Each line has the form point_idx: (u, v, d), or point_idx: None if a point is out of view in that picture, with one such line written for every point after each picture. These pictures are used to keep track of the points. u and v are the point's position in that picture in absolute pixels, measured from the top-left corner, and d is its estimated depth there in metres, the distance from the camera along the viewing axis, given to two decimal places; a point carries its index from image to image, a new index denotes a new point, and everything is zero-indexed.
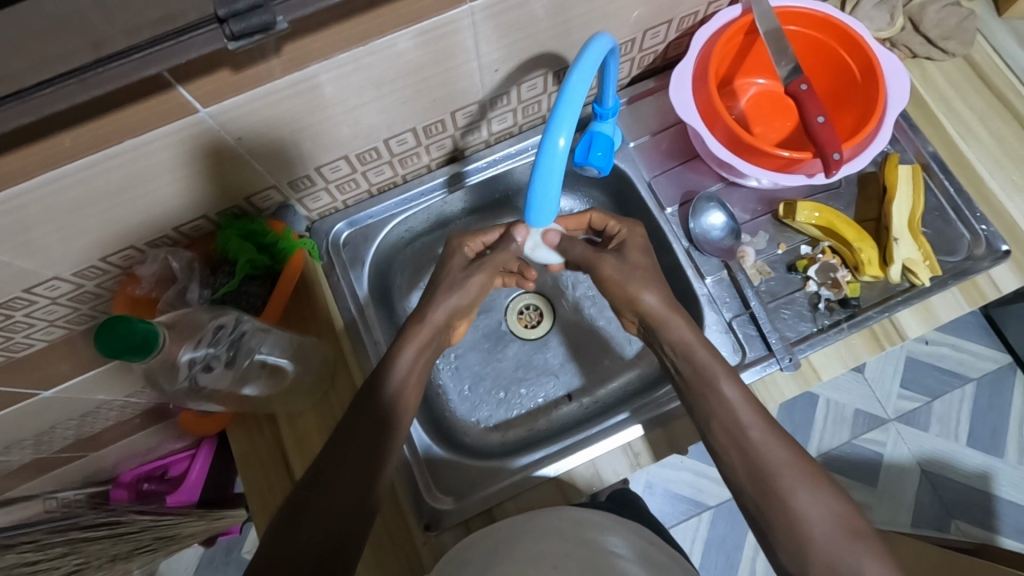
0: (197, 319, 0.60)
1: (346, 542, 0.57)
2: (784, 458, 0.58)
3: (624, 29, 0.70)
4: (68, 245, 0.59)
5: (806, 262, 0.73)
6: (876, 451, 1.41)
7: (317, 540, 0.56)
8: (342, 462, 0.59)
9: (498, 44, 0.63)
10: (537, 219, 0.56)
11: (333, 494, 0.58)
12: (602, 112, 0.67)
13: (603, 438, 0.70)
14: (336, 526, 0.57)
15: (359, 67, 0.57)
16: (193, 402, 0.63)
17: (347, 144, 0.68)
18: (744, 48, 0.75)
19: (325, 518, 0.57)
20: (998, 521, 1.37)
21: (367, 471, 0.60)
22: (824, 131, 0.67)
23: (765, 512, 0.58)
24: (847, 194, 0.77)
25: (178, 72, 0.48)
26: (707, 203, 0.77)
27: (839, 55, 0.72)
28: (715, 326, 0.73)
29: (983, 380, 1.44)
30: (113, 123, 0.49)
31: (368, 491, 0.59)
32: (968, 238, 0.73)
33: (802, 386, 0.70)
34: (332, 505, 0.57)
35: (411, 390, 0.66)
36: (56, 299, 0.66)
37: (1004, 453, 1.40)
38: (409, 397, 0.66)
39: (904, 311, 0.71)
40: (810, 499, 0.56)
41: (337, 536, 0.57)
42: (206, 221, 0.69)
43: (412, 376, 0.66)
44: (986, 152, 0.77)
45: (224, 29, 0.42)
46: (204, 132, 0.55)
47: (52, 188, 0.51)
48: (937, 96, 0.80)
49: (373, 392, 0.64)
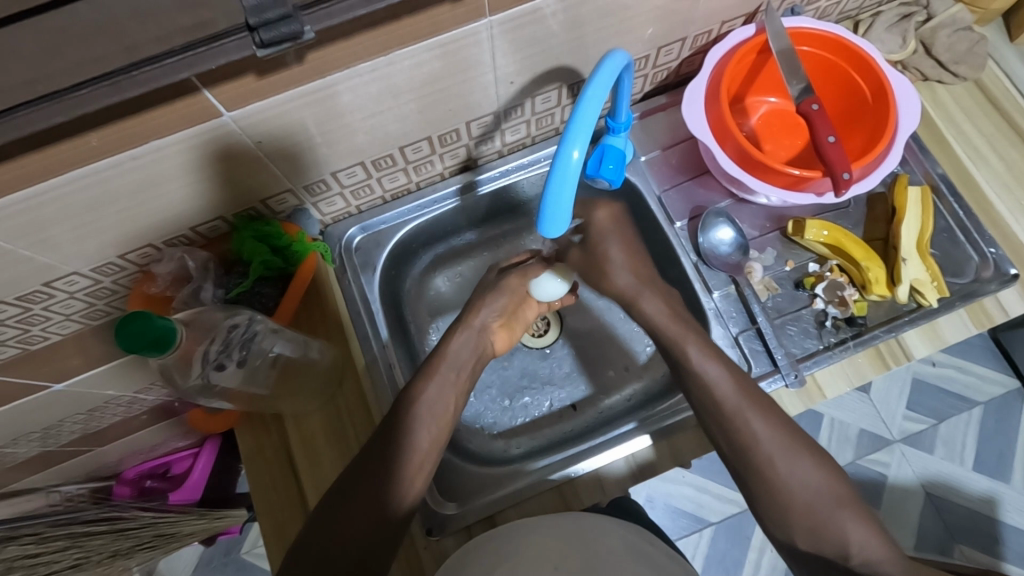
0: (212, 319, 0.61)
1: (371, 554, 0.57)
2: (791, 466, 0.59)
3: (639, 45, 0.71)
4: (87, 241, 0.60)
5: (813, 279, 0.74)
6: (880, 472, 1.40)
7: (341, 552, 0.56)
8: (367, 475, 0.59)
9: (514, 58, 0.65)
10: (548, 231, 0.57)
11: (354, 506, 0.58)
12: (615, 126, 0.68)
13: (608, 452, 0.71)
14: (355, 545, 0.56)
15: (379, 76, 0.58)
16: (205, 400, 0.64)
17: (364, 150, 0.69)
18: (756, 66, 0.76)
19: (347, 530, 0.57)
20: (1004, 548, 1.36)
21: (386, 488, 0.59)
22: (834, 151, 0.67)
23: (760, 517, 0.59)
24: (856, 213, 0.78)
25: (205, 77, 0.49)
26: (716, 218, 0.78)
27: (850, 76, 0.73)
28: (721, 340, 0.73)
29: (991, 405, 1.43)
30: (140, 125, 0.50)
31: (384, 518, 0.58)
32: (976, 260, 0.74)
33: (806, 404, 0.70)
34: (352, 518, 0.57)
35: (443, 401, 0.65)
36: (73, 294, 0.67)
37: (1011, 478, 1.39)
38: (439, 425, 0.64)
39: (910, 332, 0.71)
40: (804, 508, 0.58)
41: (362, 548, 0.57)
42: (222, 222, 0.70)
43: (444, 396, 0.65)
44: (995, 176, 0.78)
45: (254, 37, 0.43)
46: (226, 135, 0.56)
47: (78, 186, 0.53)
48: (948, 119, 0.80)
49: (401, 414, 0.62)
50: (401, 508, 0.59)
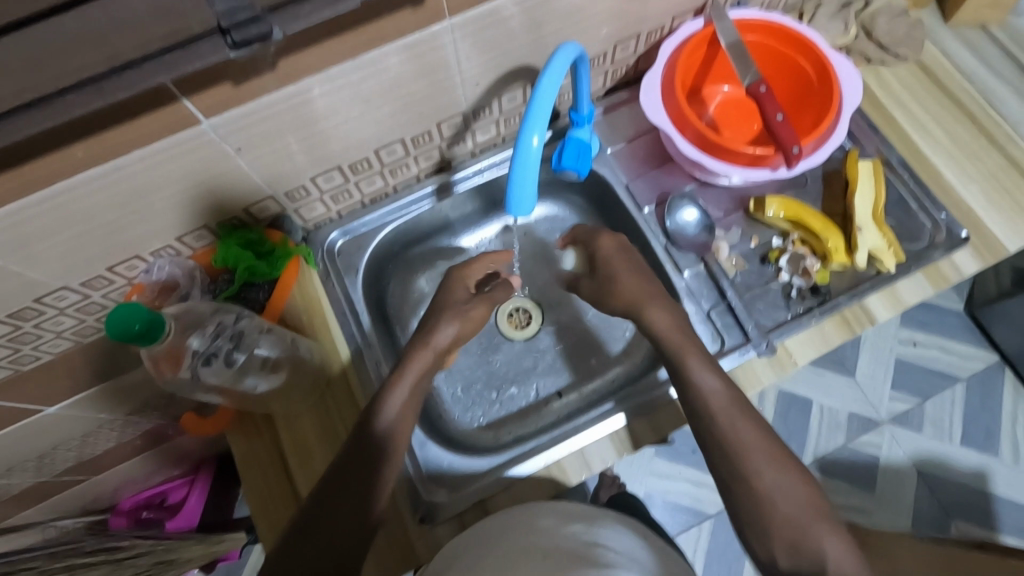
0: (200, 313, 0.64)
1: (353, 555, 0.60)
2: (764, 452, 0.61)
3: (596, 43, 0.75)
4: (76, 253, 0.63)
5: (777, 253, 0.77)
6: (871, 454, 1.43)
7: (322, 552, 0.59)
8: (359, 471, 0.62)
9: (477, 59, 0.68)
10: (518, 212, 0.59)
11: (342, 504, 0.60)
12: (578, 118, 0.73)
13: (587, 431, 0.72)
14: (336, 546, 0.59)
15: (350, 80, 0.62)
16: (200, 394, 0.66)
17: (340, 154, 0.72)
18: (708, 58, 0.80)
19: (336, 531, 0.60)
20: (999, 520, 1.38)
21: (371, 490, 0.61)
22: (783, 128, 0.72)
23: (729, 484, 0.61)
24: (814, 189, 0.81)
25: (183, 85, 0.52)
26: (681, 201, 0.81)
27: (794, 61, 0.77)
28: (694, 317, 0.76)
29: (973, 380, 1.47)
30: (123, 134, 0.53)
31: (362, 519, 0.61)
32: (929, 226, 0.78)
33: (780, 372, 0.73)
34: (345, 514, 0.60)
35: None
36: (63, 310, 0.69)
37: (999, 451, 1.42)
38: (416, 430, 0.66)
39: (872, 296, 0.75)
40: (775, 470, 0.60)
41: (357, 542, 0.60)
42: (207, 231, 0.73)
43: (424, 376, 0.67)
44: (942, 147, 0.82)
45: (226, 39, 0.46)
46: (206, 143, 0.59)
47: (66, 198, 0.55)
48: (893, 98, 0.85)
49: (369, 427, 0.64)
50: (378, 509, 0.62)
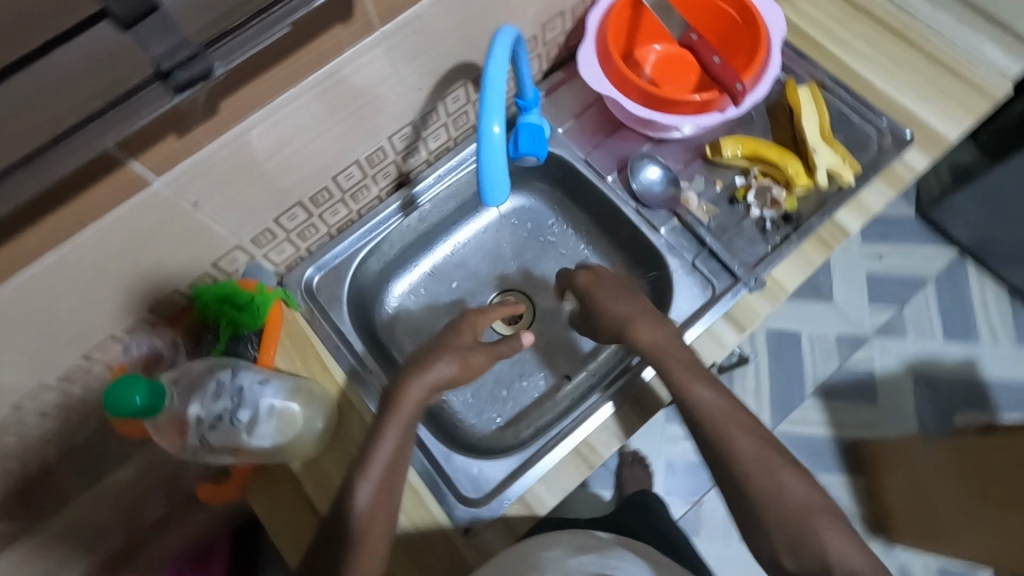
0: (196, 374, 0.64)
1: None
2: None
3: (525, 26, 0.76)
4: (47, 346, 0.60)
5: (743, 191, 0.79)
6: (867, 369, 1.47)
7: None
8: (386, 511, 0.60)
9: (415, 65, 0.68)
10: (492, 201, 0.58)
11: None
12: (525, 104, 0.73)
13: (577, 427, 0.72)
14: None
15: (294, 110, 0.60)
16: (209, 458, 0.65)
17: (297, 189, 0.71)
18: (634, 21, 0.82)
19: None
20: (996, 402, 1.44)
21: None
22: (721, 68, 0.75)
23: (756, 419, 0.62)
24: (761, 123, 0.84)
25: (126, 145, 0.50)
26: (642, 161, 0.82)
27: (716, 6, 0.80)
28: (681, 270, 0.78)
29: (941, 277, 1.53)
30: (74, 208, 0.51)
31: None
32: (875, 134, 0.81)
33: (773, 304, 0.75)
34: None
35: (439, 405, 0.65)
36: (44, 411, 0.66)
37: (980, 337, 1.48)
38: None
39: (841, 211, 0.77)
40: None
41: None
42: (179, 296, 0.70)
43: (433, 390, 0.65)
44: (869, 60, 0.85)
45: (166, 84, 0.45)
46: (160, 203, 0.57)
47: (25, 290, 0.52)
48: (813, 24, 0.88)
49: (382, 458, 0.62)
50: None
